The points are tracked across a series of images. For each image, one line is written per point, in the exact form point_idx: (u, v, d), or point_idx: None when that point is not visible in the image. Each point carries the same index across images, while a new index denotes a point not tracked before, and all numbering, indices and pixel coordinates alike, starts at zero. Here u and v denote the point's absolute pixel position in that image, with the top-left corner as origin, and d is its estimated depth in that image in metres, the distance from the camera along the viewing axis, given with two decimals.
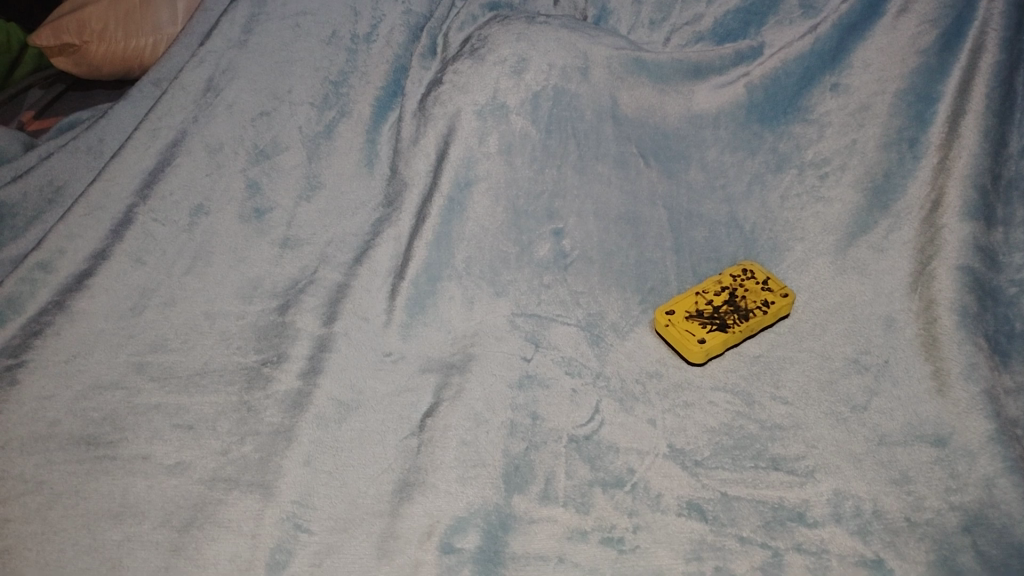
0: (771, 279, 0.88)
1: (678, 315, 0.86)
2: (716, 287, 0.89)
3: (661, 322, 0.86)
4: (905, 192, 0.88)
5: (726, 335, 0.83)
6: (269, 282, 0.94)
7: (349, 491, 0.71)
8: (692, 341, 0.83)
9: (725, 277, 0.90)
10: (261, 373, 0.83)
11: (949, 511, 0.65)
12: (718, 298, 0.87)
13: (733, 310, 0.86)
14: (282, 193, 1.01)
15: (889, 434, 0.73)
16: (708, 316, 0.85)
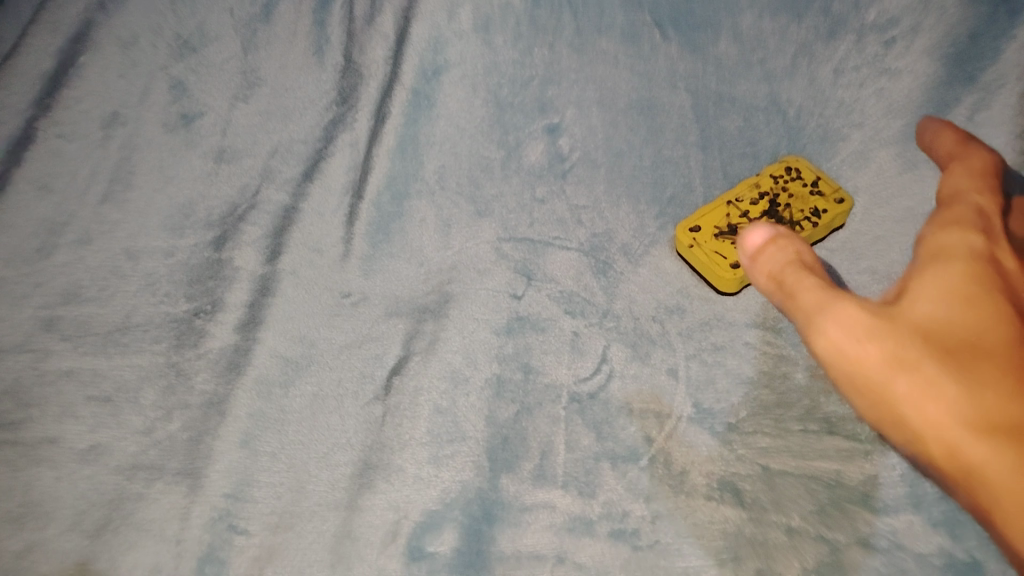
0: (823, 179, 0.71)
1: (705, 232, 0.70)
2: (753, 193, 0.72)
3: (684, 241, 0.69)
4: (999, 58, 0.68)
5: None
6: (202, 209, 0.76)
7: (297, 476, 0.57)
8: (724, 268, 0.67)
9: (763, 179, 0.73)
10: (192, 327, 0.68)
11: None
12: (756, 208, 0.71)
13: (775, 223, 0.70)
14: (215, 93, 0.80)
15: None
16: None
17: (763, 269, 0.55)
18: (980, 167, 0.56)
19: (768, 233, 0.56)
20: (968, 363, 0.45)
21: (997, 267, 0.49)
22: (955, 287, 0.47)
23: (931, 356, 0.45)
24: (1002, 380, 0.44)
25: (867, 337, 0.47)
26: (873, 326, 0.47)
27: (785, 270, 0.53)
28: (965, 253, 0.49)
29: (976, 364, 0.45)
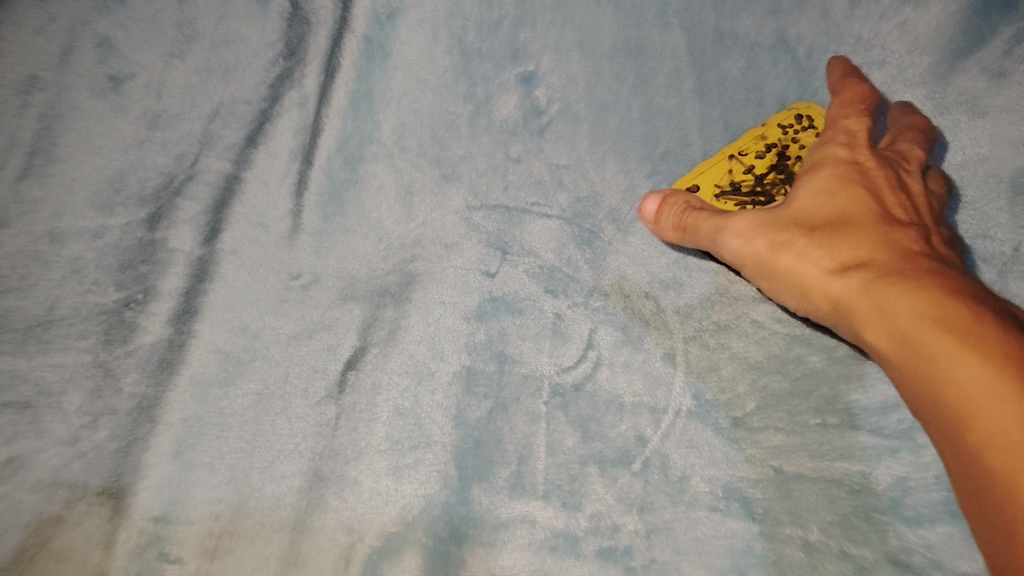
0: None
1: (704, 193, 0.62)
2: (760, 145, 0.63)
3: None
4: None
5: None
6: (136, 183, 0.62)
7: (237, 490, 0.51)
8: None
9: (771, 128, 0.64)
10: (123, 321, 0.57)
11: None
12: (763, 163, 0.62)
13: (784, 181, 0.61)
14: (128, 43, 0.66)
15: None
16: (747, 193, 0.61)
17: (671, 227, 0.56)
18: (852, 97, 0.56)
19: (663, 199, 0.57)
20: (845, 239, 0.49)
21: (862, 156, 0.52)
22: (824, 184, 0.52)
23: (807, 236, 0.50)
24: (873, 243, 0.49)
25: (756, 233, 0.52)
26: (755, 223, 0.52)
27: (687, 217, 0.55)
28: (831, 157, 0.53)
29: (839, 233, 0.49)
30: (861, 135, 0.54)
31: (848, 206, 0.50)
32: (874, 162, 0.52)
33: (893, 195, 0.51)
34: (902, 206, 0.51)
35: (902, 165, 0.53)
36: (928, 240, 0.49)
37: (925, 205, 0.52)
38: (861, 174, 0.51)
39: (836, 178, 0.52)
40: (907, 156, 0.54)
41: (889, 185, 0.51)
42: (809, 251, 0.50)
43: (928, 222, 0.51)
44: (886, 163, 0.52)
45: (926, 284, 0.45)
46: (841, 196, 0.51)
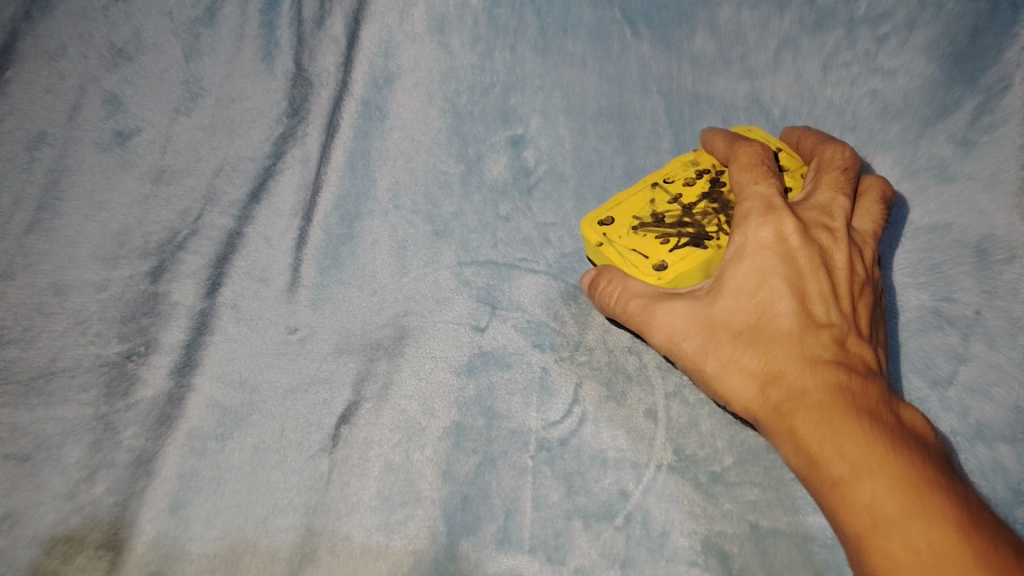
0: (788, 154, 0.67)
1: (622, 220, 0.63)
2: (691, 171, 0.66)
3: (590, 233, 0.62)
4: (1000, 55, 0.64)
5: (697, 259, 0.59)
6: (139, 236, 0.69)
7: (232, 545, 0.52)
8: (642, 270, 0.59)
9: (705, 156, 0.67)
10: (123, 373, 0.61)
11: None
12: (688, 194, 0.64)
13: (707, 211, 0.62)
14: (151, 107, 0.76)
15: (988, 425, 0.53)
16: (668, 225, 0.62)
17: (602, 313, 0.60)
18: (750, 161, 0.61)
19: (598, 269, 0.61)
20: (761, 342, 0.53)
21: (787, 221, 0.56)
22: (746, 281, 0.54)
23: (732, 341, 0.53)
24: (794, 351, 0.52)
25: (684, 332, 0.54)
26: (678, 319, 0.55)
27: (638, 307, 0.56)
28: (755, 225, 0.56)
29: (766, 343, 0.52)
30: (777, 198, 0.58)
31: (764, 302, 0.54)
32: (788, 248, 0.55)
33: (814, 294, 0.54)
34: (813, 291, 0.54)
35: (833, 219, 0.58)
36: (839, 327, 0.53)
37: (842, 276, 0.56)
38: (776, 262, 0.55)
39: (753, 267, 0.55)
40: (838, 204, 0.59)
41: (810, 269, 0.55)
42: (723, 349, 0.53)
43: (842, 295, 0.55)
44: (805, 236, 0.56)
45: (828, 396, 0.49)
46: (756, 292, 0.54)
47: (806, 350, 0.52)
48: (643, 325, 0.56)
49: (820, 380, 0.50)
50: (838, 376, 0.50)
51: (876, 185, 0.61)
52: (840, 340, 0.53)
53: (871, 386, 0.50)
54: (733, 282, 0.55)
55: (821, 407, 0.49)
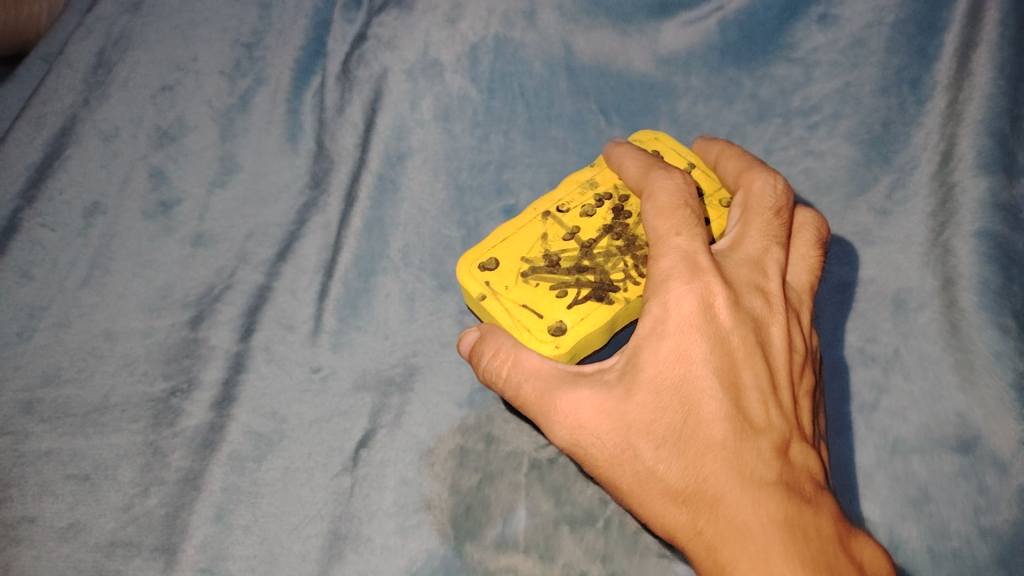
0: (704, 172, 0.77)
1: (514, 268, 0.72)
2: (592, 202, 0.77)
3: (467, 279, 0.71)
4: (907, 141, 0.80)
5: (580, 312, 0.68)
6: (180, 290, 0.80)
7: (269, 548, 0.61)
8: (524, 333, 0.67)
9: (604, 186, 0.78)
10: (168, 406, 0.70)
11: (979, 538, 0.59)
12: (586, 235, 0.75)
13: (604, 254, 0.73)
14: (192, 181, 0.87)
15: (904, 440, 0.64)
16: (561, 273, 0.72)
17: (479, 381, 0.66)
18: (668, 203, 0.65)
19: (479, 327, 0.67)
20: (691, 458, 0.56)
21: (711, 281, 0.59)
22: (669, 386, 0.57)
23: (656, 453, 0.56)
24: (729, 472, 0.55)
25: (601, 437, 0.58)
26: (590, 415, 0.58)
27: (550, 401, 0.60)
28: (680, 290, 0.59)
29: (698, 461, 0.56)
30: (701, 260, 0.60)
31: (697, 409, 0.57)
32: (722, 338, 0.58)
33: (749, 407, 0.57)
34: (750, 389, 0.58)
35: (765, 279, 0.63)
36: (777, 430, 0.57)
37: (775, 355, 0.60)
38: (710, 357, 0.58)
39: (687, 366, 0.57)
40: (766, 251, 0.64)
41: (743, 370, 0.58)
42: (648, 454, 0.56)
43: (770, 395, 0.59)
44: (733, 306, 0.59)
45: (772, 537, 0.53)
46: (691, 396, 0.57)
47: (743, 465, 0.55)
48: (545, 390, 0.60)
49: (763, 519, 0.53)
50: (779, 513, 0.54)
51: (808, 225, 0.70)
52: (774, 440, 0.57)
53: (820, 520, 0.54)
54: (662, 375, 0.57)
55: (766, 551, 0.52)
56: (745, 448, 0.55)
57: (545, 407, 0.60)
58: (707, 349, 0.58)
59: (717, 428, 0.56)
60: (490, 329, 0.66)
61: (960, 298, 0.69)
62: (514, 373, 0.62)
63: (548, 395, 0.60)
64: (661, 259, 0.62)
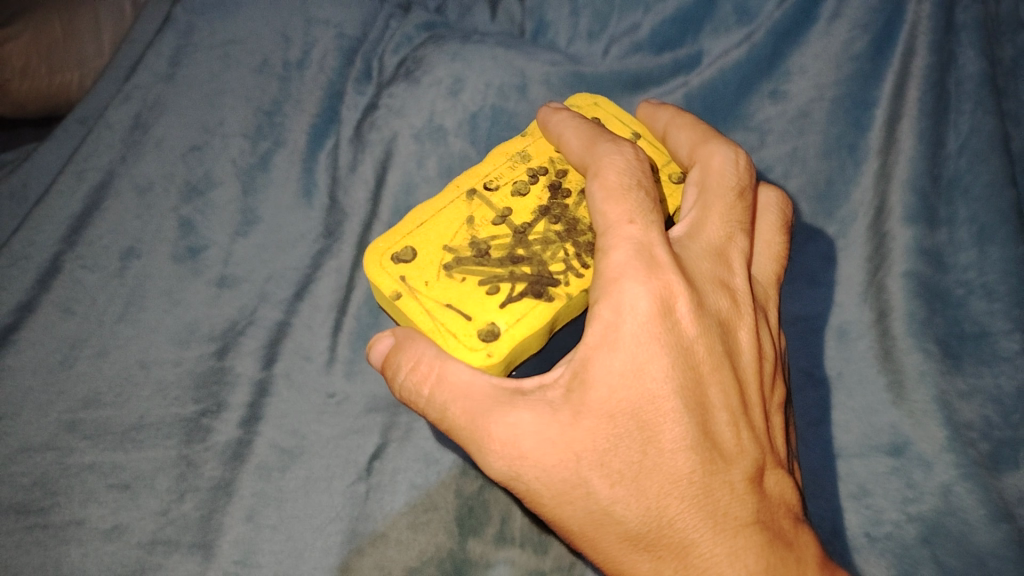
0: (654, 151, 0.87)
1: (437, 264, 0.79)
2: (523, 185, 0.85)
3: (384, 280, 0.78)
4: (848, 199, 0.92)
5: (513, 312, 0.75)
6: (207, 325, 0.88)
7: (295, 545, 0.72)
8: (454, 345, 0.73)
9: (532, 171, 0.87)
10: (199, 425, 0.79)
11: (907, 523, 0.73)
12: (518, 224, 0.83)
13: (542, 243, 0.81)
14: (217, 230, 0.96)
15: (843, 447, 0.78)
16: (491, 265, 0.79)
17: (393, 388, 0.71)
18: (615, 187, 0.71)
19: (393, 334, 0.73)
20: (671, 490, 0.62)
21: (670, 277, 0.66)
22: (621, 412, 0.63)
23: (620, 483, 0.62)
24: (700, 509, 0.63)
25: (547, 461, 0.63)
26: (532, 445, 0.63)
27: (489, 426, 0.64)
28: (645, 289, 0.65)
29: (666, 496, 0.62)
30: (660, 260, 0.66)
31: (661, 438, 0.63)
32: (686, 352, 0.65)
33: (718, 439, 0.65)
34: (719, 413, 0.66)
35: (732, 269, 0.72)
36: (749, 459, 0.66)
37: (738, 361, 0.69)
38: (673, 373, 0.64)
39: (648, 392, 0.63)
40: (724, 237, 0.73)
41: (710, 400, 0.66)
42: (603, 488, 0.62)
43: (738, 424, 0.66)
44: (697, 313, 0.66)
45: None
46: (651, 424, 0.63)
47: (715, 504, 0.63)
48: (478, 407, 0.65)
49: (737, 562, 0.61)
50: (751, 549, 0.62)
51: (772, 206, 0.81)
52: (743, 466, 0.65)
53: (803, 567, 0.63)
54: (616, 393, 0.63)
55: None
56: (715, 481, 0.63)
57: (478, 430, 0.64)
58: (665, 372, 0.64)
59: (682, 459, 0.63)
60: (406, 336, 0.71)
61: (894, 332, 0.82)
62: (440, 388, 0.67)
63: (490, 414, 0.64)
64: (611, 260, 0.67)
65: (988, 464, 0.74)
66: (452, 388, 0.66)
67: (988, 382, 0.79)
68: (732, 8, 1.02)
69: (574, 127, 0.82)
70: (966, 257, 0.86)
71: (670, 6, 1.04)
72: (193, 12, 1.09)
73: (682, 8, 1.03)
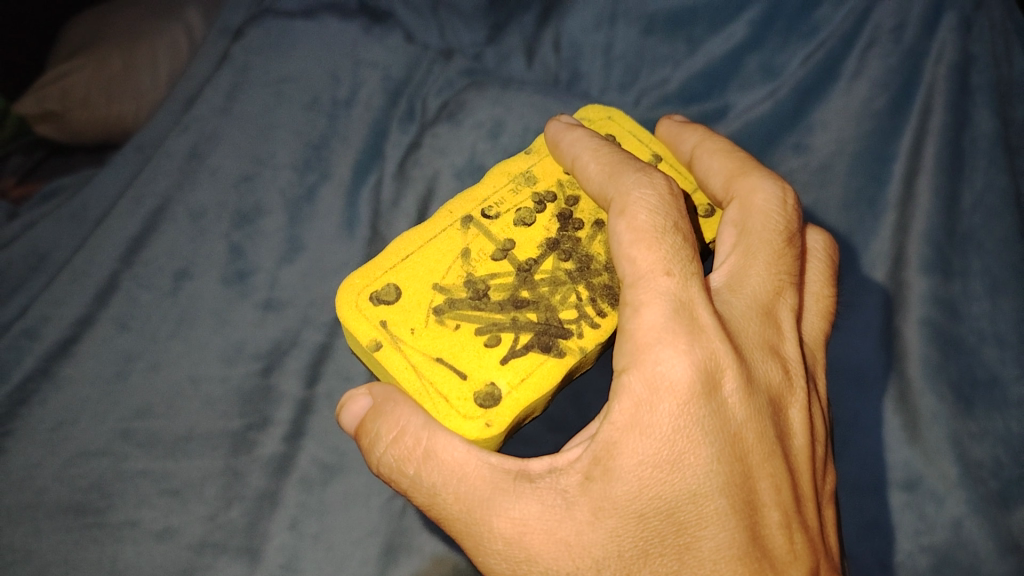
0: (683, 177, 0.92)
1: (424, 310, 0.80)
2: (527, 215, 0.87)
3: (364, 329, 0.79)
4: (868, 248, 0.96)
5: (515, 371, 0.77)
6: (252, 345, 0.92)
7: (335, 553, 0.79)
8: (450, 413, 0.74)
9: (538, 196, 0.89)
10: (245, 439, 0.85)
11: (919, 552, 0.79)
12: (523, 256, 0.85)
13: (550, 284, 0.83)
14: (265, 257, 1.00)
15: (853, 478, 0.84)
16: (488, 311, 0.80)
17: (371, 456, 0.73)
18: (639, 228, 0.72)
19: (370, 394, 0.75)
20: None
21: (715, 346, 0.67)
22: (655, 510, 0.64)
23: None
24: None
25: (551, 554, 0.65)
26: (538, 544, 0.65)
27: (488, 520, 0.67)
28: (686, 362, 0.66)
29: None
30: (703, 334, 0.67)
31: (698, 545, 0.64)
32: (732, 439, 0.66)
33: (767, 543, 0.66)
34: (771, 511, 0.67)
35: (782, 328, 0.75)
36: (799, 567, 0.67)
37: (789, 452, 0.70)
38: (719, 468, 0.65)
39: (689, 490, 0.64)
40: (775, 294, 0.76)
41: (761, 499, 0.66)
42: None
43: (789, 526, 0.67)
44: (746, 393, 0.67)
45: None
46: (690, 526, 0.64)
47: None
48: (471, 493, 0.68)
49: None
50: None
51: (819, 252, 0.85)
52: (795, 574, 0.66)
53: None
54: (645, 482, 0.65)
55: None
56: None
57: (478, 519, 0.67)
58: (704, 463, 0.65)
59: (725, 567, 0.64)
60: (384, 398, 0.74)
61: (909, 376, 0.87)
62: (426, 465, 0.70)
63: (491, 502, 0.67)
64: (642, 327, 0.68)
65: (995, 502, 0.80)
66: (441, 465, 0.69)
67: (998, 426, 0.84)
68: (757, 66, 1.09)
69: (592, 150, 0.84)
70: (978, 307, 0.90)
71: (699, 62, 1.10)
72: (250, 51, 1.16)
73: (709, 65, 1.10)
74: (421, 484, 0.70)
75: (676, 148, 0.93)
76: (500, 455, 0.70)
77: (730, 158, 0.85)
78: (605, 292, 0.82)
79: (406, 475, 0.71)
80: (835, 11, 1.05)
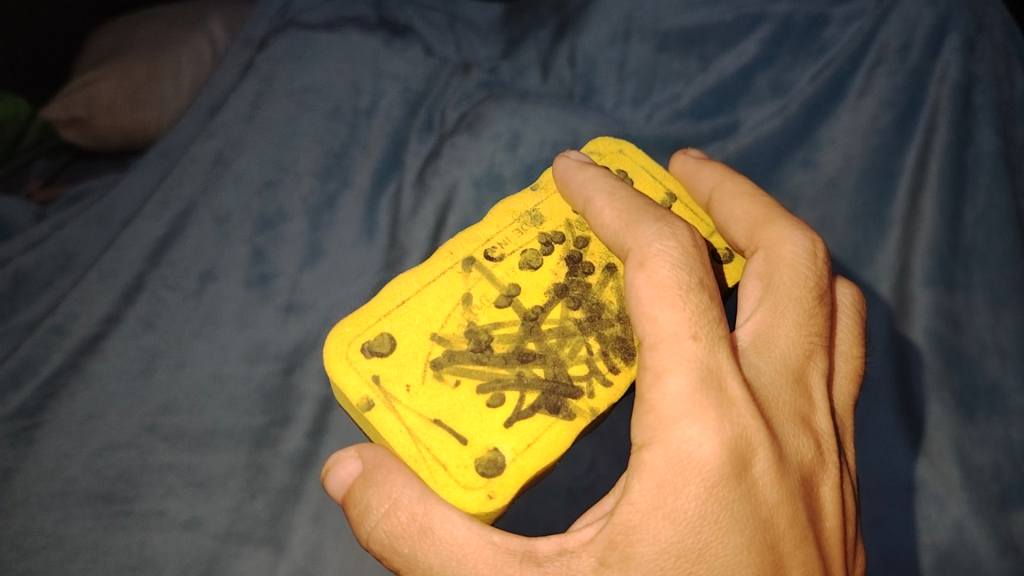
0: (700, 219, 0.94)
1: (419, 367, 0.80)
2: (533, 259, 0.88)
3: (354, 382, 0.78)
4: (875, 262, 0.98)
5: (520, 435, 0.77)
6: (274, 346, 0.95)
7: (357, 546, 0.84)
8: (448, 484, 0.74)
9: (545, 237, 0.90)
10: (269, 435, 0.89)
11: (926, 548, 0.83)
12: (529, 304, 0.85)
13: (558, 334, 0.83)
14: (286, 261, 1.02)
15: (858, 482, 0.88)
16: (489, 367, 0.80)
17: (362, 530, 0.74)
18: (659, 288, 0.73)
19: (361, 458, 0.76)
20: None
21: (745, 422, 0.68)
22: None
23: None
24: None
25: None
26: None
27: None
28: (712, 447, 0.67)
29: None
30: (733, 410, 0.68)
31: None
32: (764, 526, 0.67)
33: None
34: None
35: (812, 399, 0.76)
36: None
37: (818, 535, 0.71)
38: (751, 554, 0.66)
39: None
40: (807, 363, 0.77)
41: None
42: None
43: None
44: (778, 477, 0.69)
45: None
46: None
47: None
48: None
49: None
50: None
51: (853, 305, 0.86)
52: None
53: None
54: (664, 569, 0.66)
55: None
56: None
57: None
58: (732, 552, 0.66)
59: None
60: (375, 466, 0.74)
61: (913, 386, 0.90)
62: (423, 544, 0.71)
63: None
64: (660, 404, 0.69)
65: (996, 504, 0.84)
66: (438, 545, 0.70)
67: (999, 433, 0.87)
68: (766, 83, 1.12)
69: (607, 194, 0.85)
70: (981, 318, 0.93)
71: (711, 78, 1.13)
72: (274, 61, 1.19)
73: (721, 82, 1.12)
74: (416, 563, 0.71)
75: (695, 188, 0.94)
76: (503, 534, 0.71)
77: (756, 206, 0.87)
78: (617, 347, 0.83)
79: (399, 553, 0.72)
80: (842, 32, 1.09)
